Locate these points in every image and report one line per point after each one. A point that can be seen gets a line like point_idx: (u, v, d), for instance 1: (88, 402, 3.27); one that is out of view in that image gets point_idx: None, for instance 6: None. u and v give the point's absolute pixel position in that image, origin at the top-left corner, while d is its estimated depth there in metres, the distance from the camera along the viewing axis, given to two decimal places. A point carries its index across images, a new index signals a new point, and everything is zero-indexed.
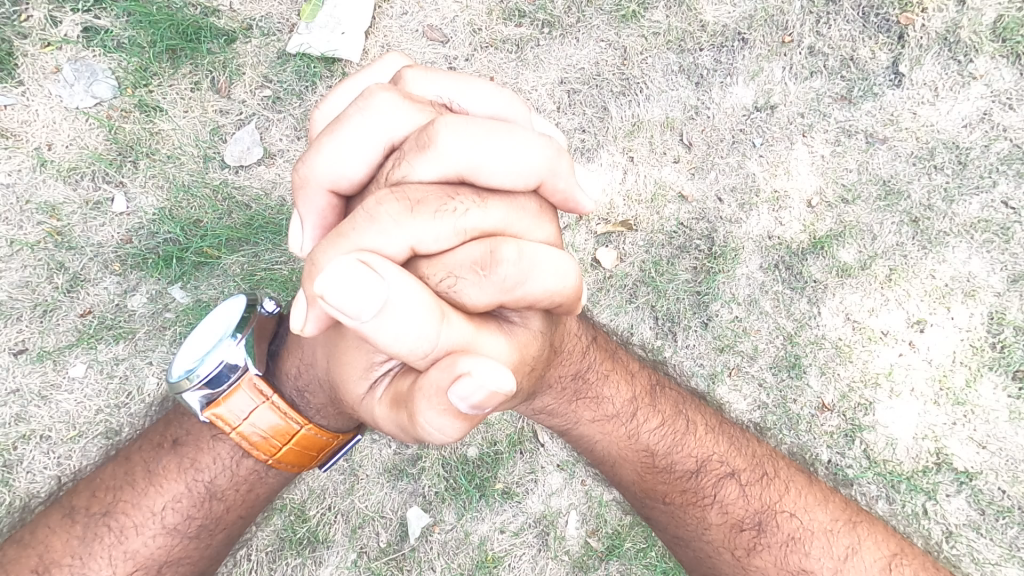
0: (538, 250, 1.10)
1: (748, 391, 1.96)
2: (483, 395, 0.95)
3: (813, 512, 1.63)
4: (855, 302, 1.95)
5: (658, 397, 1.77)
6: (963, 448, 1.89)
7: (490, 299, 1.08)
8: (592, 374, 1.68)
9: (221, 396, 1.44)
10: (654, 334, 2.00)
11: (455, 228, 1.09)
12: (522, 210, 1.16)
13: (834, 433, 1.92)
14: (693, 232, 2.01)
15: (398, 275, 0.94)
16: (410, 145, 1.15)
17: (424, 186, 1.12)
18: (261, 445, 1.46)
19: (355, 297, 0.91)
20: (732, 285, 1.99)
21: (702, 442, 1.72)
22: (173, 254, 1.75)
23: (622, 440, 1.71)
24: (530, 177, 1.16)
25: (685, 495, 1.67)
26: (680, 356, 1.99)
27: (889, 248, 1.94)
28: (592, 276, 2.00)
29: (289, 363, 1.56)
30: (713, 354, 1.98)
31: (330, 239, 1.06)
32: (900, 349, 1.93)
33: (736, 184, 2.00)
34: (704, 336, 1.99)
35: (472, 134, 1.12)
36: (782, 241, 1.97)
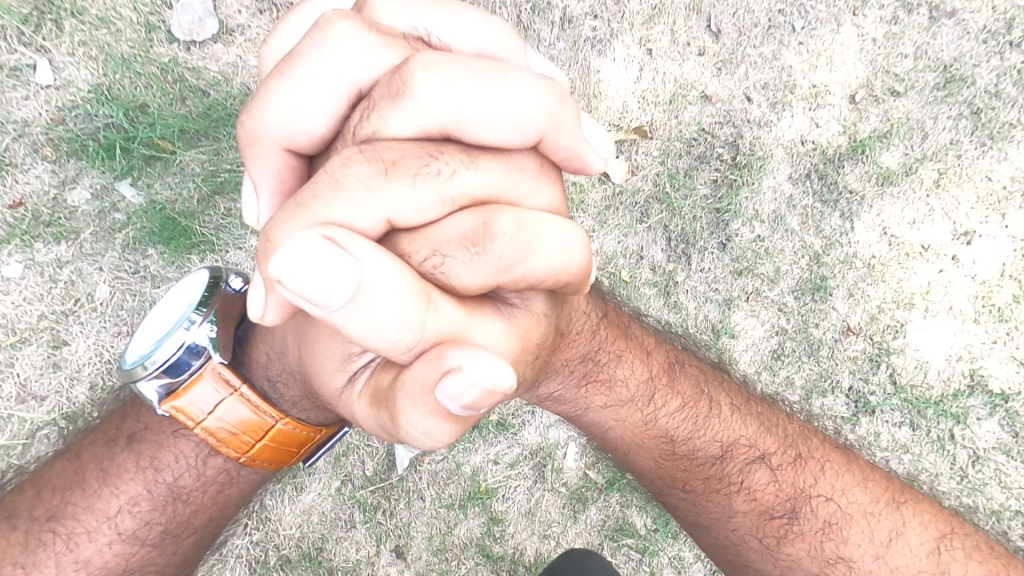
0: (536, 218, 1.11)
1: (766, 317, 1.83)
2: (473, 396, 0.95)
3: (853, 494, 1.54)
4: (893, 215, 1.76)
5: (679, 377, 1.64)
6: (1002, 368, 1.76)
7: (480, 281, 1.04)
8: (604, 356, 1.56)
9: (181, 387, 1.34)
10: (667, 257, 1.83)
11: (437, 195, 1.10)
12: (518, 169, 1.17)
13: (858, 358, 1.80)
14: (715, 139, 1.79)
15: (369, 257, 0.93)
16: (382, 95, 1.14)
17: (398, 145, 1.12)
18: (230, 442, 1.37)
19: (323, 283, 0.89)
20: (756, 201, 1.80)
21: (727, 425, 1.60)
22: (116, 142, 1.52)
23: (638, 425, 1.59)
24: (520, 126, 1.17)
25: (708, 482, 1.56)
26: (693, 281, 1.84)
27: (941, 148, 1.74)
28: (600, 192, 1.81)
29: (262, 351, 1.47)
30: (730, 278, 1.83)
31: (294, 211, 1.07)
32: (940, 265, 1.76)
33: (769, 80, 1.76)
34: (721, 259, 1.83)
35: (450, 78, 1.14)
36: (817, 147, 1.76)
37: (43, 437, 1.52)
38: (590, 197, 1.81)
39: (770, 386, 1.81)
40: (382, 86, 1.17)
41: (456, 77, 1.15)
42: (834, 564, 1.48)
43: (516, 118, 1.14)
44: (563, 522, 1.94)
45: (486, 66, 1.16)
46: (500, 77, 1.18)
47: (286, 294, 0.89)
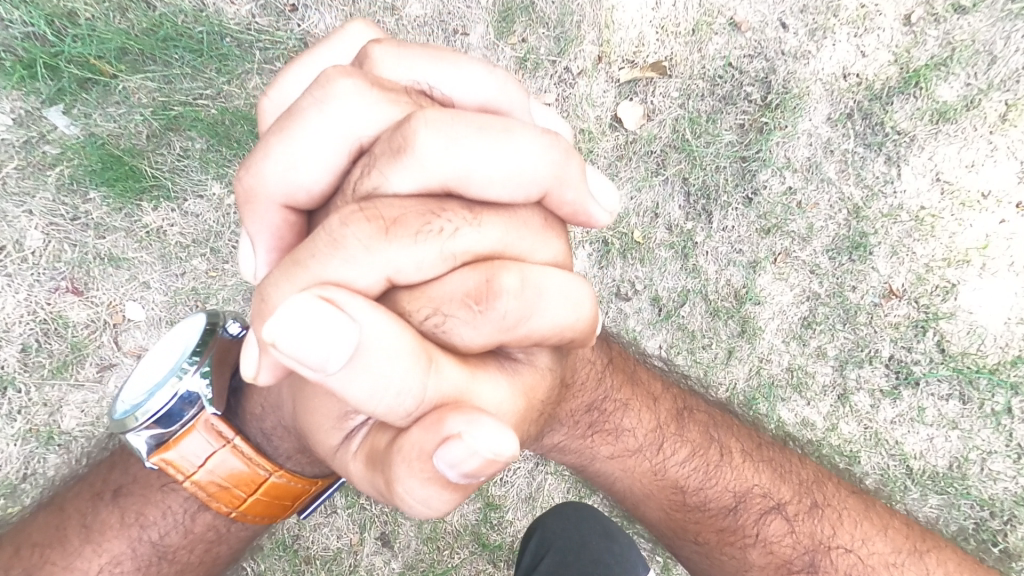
0: (543, 277, 0.99)
1: (795, 281, 1.71)
2: (471, 457, 0.83)
3: (872, 541, 1.42)
4: (949, 158, 1.62)
5: (687, 423, 1.50)
6: None
7: (485, 335, 0.96)
8: (611, 404, 1.44)
9: (172, 437, 1.17)
10: (685, 214, 1.74)
11: (438, 252, 0.97)
12: (523, 225, 1.03)
13: (902, 324, 1.66)
14: (744, 75, 1.65)
15: (365, 314, 0.85)
16: (382, 146, 1.02)
17: (398, 199, 1.00)
18: (220, 497, 1.20)
19: (319, 346, 0.81)
20: (788, 147, 1.65)
21: (739, 472, 1.46)
22: (40, 59, 1.35)
23: (649, 474, 1.45)
24: (528, 181, 1.04)
25: (723, 532, 1.43)
26: (715, 240, 1.75)
27: (1010, 75, 1.60)
28: (611, 139, 1.71)
29: (253, 400, 1.30)
30: (756, 238, 1.72)
31: (288, 270, 0.95)
32: (1001, 215, 1.62)
33: (809, 3, 1.62)
34: (746, 216, 1.71)
35: (453, 136, 0.99)
36: (864, 80, 1.62)
37: None
38: (600, 145, 1.71)
39: (798, 357, 1.72)
40: (382, 140, 1.03)
41: (462, 135, 1.01)
42: None
43: (523, 177, 1.00)
44: None
45: (488, 120, 1.02)
46: (505, 131, 1.02)
47: (277, 356, 0.82)
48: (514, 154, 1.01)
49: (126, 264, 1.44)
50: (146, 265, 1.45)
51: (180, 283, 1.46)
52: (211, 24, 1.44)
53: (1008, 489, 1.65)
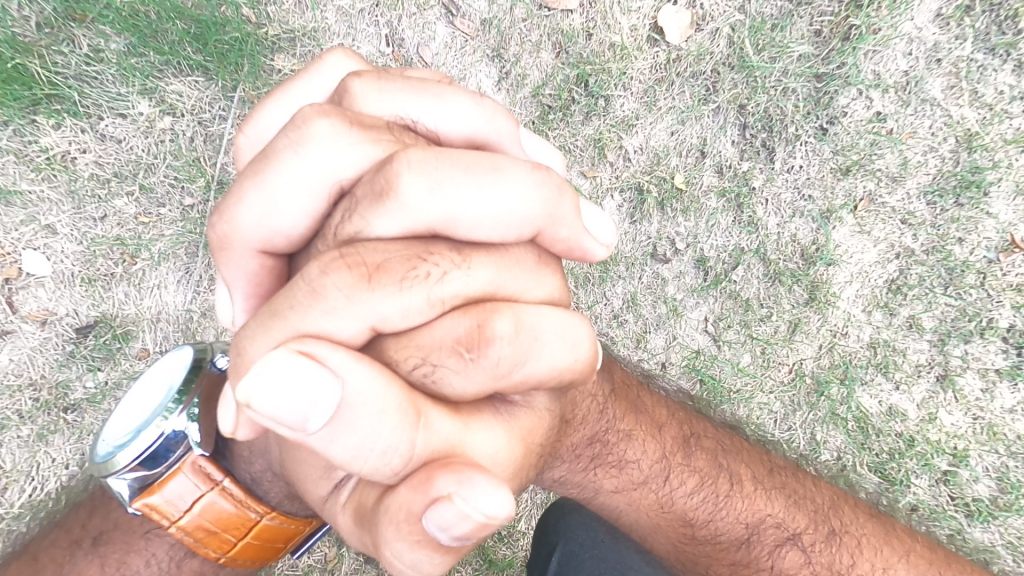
0: (541, 318, 0.77)
1: (881, 235, 1.38)
2: (464, 522, 0.63)
3: (895, 570, 1.15)
4: None
5: (696, 451, 1.19)
6: None
7: (479, 385, 0.74)
8: (612, 435, 1.14)
9: (155, 479, 0.91)
10: (739, 153, 1.44)
11: (427, 299, 0.75)
12: (514, 266, 0.79)
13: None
14: None
15: (347, 368, 0.65)
16: (361, 191, 0.77)
17: (381, 246, 0.76)
18: (208, 543, 0.94)
19: (293, 400, 0.63)
20: (879, 60, 1.33)
21: (751, 501, 1.17)
22: None
23: (654, 509, 1.16)
24: (527, 224, 0.80)
25: (733, 566, 1.16)
26: (778, 185, 1.43)
27: None
28: (649, 57, 1.42)
29: (242, 444, 1.01)
30: (831, 179, 1.39)
31: (264, 322, 0.73)
32: None
33: None
34: (819, 154, 1.39)
35: (437, 178, 0.76)
36: None
37: None
38: (635, 64, 1.42)
39: (886, 330, 1.41)
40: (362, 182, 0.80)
41: (455, 178, 0.78)
42: None
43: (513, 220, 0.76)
44: None
45: (482, 160, 0.79)
46: (493, 172, 0.79)
47: (254, 418, 0.64)
48: (512, 197, 0.78)
49: (19, 200, 1.12)
50: (50, 203, 1.13)
51: (99, 229, 1.16)
52: None
53: None
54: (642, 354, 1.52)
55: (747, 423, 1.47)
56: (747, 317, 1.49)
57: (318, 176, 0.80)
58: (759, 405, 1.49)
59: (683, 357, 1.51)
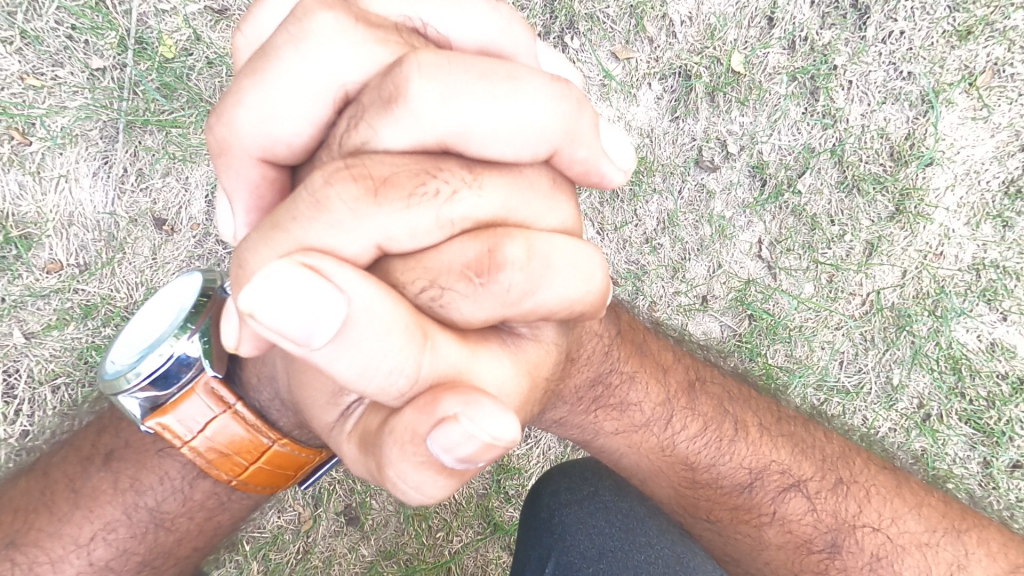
0: (554, 239, 0.50)
1: (998, 121, 1.11)
2: (473, 445, 0.41)
3: (903, 521, 0.83)
4: None
5: (701, 393, 0.89)
6: None
7: (490, 315, 0.49)
8: (614, 376, 0.85)
9: (169, 400, 0.67)
10: (818, 20, 1.13)
11: (435, 222, 0.48)
12: (532, 188, 0.52)
13: None
14: None
15: (363, 289, 0.42)
16: (367, 100, 0.51)
17: (390, 161, 0.50)
18: (220, 465, 0.69)
19: (281, 317, 0.39)
20: None
21: (757, 444, 0.87)
22: None
23: (650, 454, 0.87)
24: (542, 140, 0.52)
25: (733, 513, 0.85)
26: (868, 61, 1.13)
27: None
28: None
29: (251, 369, 0.72)
30: (942, 48, 1.10)
31: (264, 231, 0.47)
32: None
33: None
34: (930, 10, 1.10)
35: (455, 90, 0.50)
36: None
37: None
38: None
39: (1005, 245, 1.14)
40: (363, 95, 0.53)
41: (469, 84, 0.50)
42: None
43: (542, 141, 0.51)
44: None
45: (498, 64, 0.51)
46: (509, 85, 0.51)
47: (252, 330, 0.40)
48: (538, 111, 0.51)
49: None
50: None
51: None
52: None
53: None
54: (680, 287, 1.22)
55: (801, 364, 1.20)
56: (813, 238, 1.20)
57: (311, 84, 0.53)
58: (820, 344, 1.21)
59: (730, 290, 1.22)
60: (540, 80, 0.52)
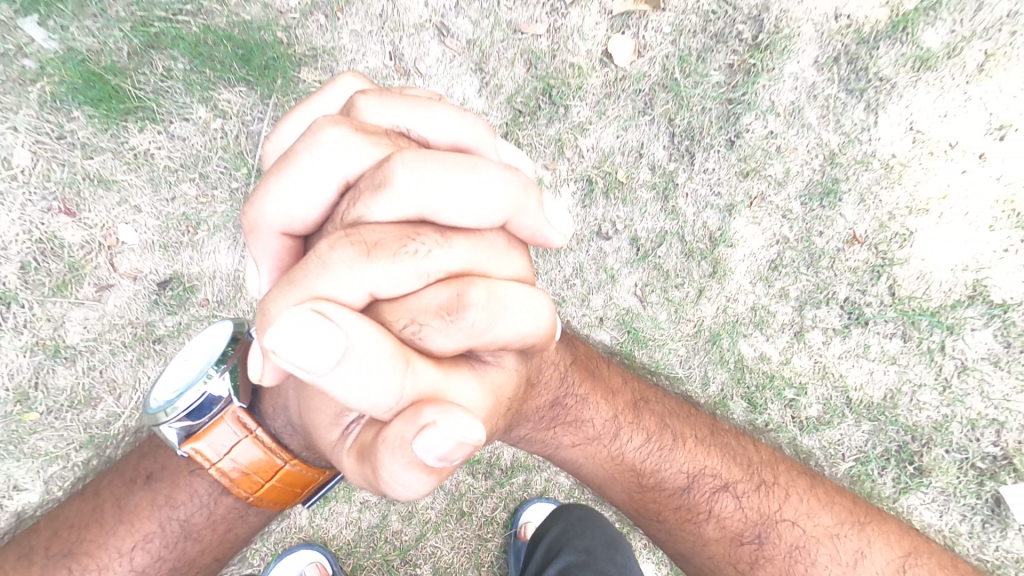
0: (505, 287, 0.86)
1: (767, 225, 1.76)
2: (446, 444, 0.72)
3: (817, 517, 1.46)
4: (926, 105, 1.63)
5: (643, 412, 1.54)
6: (1009, 278, 1.65)
7: (458, 342, 0.84)
8: (569, 400, 1.46)
9: (202, 428, 1.14)
10: (668, 155, 1.76)
11: (417, 272, 0.84)
12: (487, 246, 0.89)
13: (859, 269, 1.72)
14: (737, 12, 1.66)
15: (358, 328, 0.72)
16: (366, 185, 0.87)
17: (382, 231, 0.86)
18: (240, 483, 1.18)
19: (308, 352, 0.69)
20: (774, 90, 1.68)
21: (693, 455, 1.50)
22: None
23: (609, 464, 1.50)
24: (493, 214, 0.88)
25: (679, 512, 1.47)
26: (695, 183, 1.77)
27: (996, 22, 1.59)
28: (600, 76, 1.72)
29: (269, 403, 1.22)
30: (735, 181, 1.75)
31: (287, 290, 0.81)
32: (965, 165, 1.64)
33: None
34: (726, 159, 1.75)
35: (426, 178, 0.86)
36: (852, 24, 1.63)
37: None
38: (589, 81, 1.72)
39: (763, 298, 1.78)
40: (366, 177, 0.89)
41: (434, 174, 0.86)
42: None
43: (480, 206, 0.87)
44: None
45: (462, 159, 0.88)
46: (467, 169, 0.87)
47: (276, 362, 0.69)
48: (482, 190, 0.87)
49: (116, 187, 1.41)
50: (136, 189, 1.43)
51: (171, 208, 1.45)
52: None
53: (932, 417, 1.71)
54: (585, 311, 1.80)
55: (659, 364, 1.81)
56: (666, 284, 1.81)
57: (331, 174, 0.90)
58: (669, 350, 1.82)
59: (616, 314, 1.82)
60: (495, 167, 0.89)
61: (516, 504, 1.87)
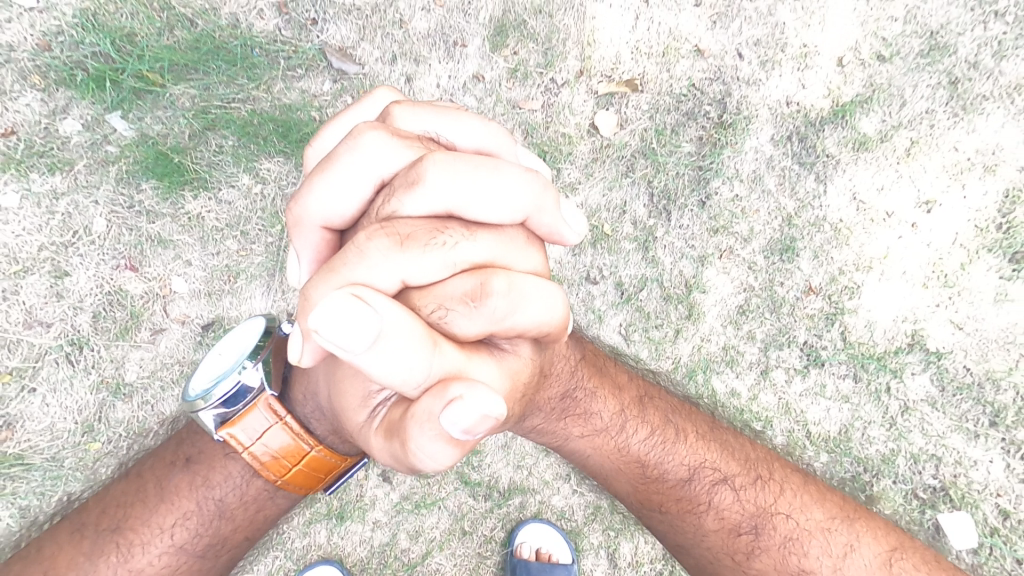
0: (525, 279, 0.96)
1: (735, 274, 1.96)
2: (471, 416, 0.81)
3: (810, 511, 1.65)
4: (865, 181, 1.91)
5: (648, 408, 1.74)
6: (941, 329, 1.90)
7: (480, 328, 0.92)
8: (579, 393, 1.65)
9: (236, 415, 1.34)
10: (648, 211, 1.96)
11: (444, 262, 0.94)
12: (509, 242, 1.00)
13: (815, 315, 1.94)
14: (705, 95, 1.93)
15: (392, 312, 0.81)
16: (400, 183, 0.98)
17: (413, 224, 0.95)
18: (270, 466, 1.36)
19: (347, 332, 0.77)
20: (737, 160, 1.93)
21: (694, 449, 1.70)
22: (106, 74, 1.60)
23: (615, 455, 1.69)
24: (515, 211, 0.99)
25: (681, 503, 1.66)
26: (672, 236, 1.97)
27: (916, 117, 1.89)
28: (588, 143, 1.94)
29: (299, 390, 1.42)
30: (706, 236, 1.97)
31: (327, 277, 0.90)
32: (900, 231, 1.91)
33: (761, 37, 1.91)
34: (699, 217, 1.96)
35: (455, 177, 0.96)
36: (801, 109, 1.91)
37: (52, 362, 1.60)
38: (578, 148, 1.93)
39: (732, 339, 1.97)
40: (399, 176, 1.00)
41: (462, 174, 0.97)
42: None
43: (504, 203, 0.98)
44: (536, 456, 2.03)
45: (487, 161, 0.99)
46: (492, 169, 0.98)
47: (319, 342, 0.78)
48: (506, 189, 0.98)
49: (172, 245, 1.66)
50: (188, 246, 1.67)
51: (216, 261, 1.68)
52: (245, 38, 1.68)
53: (880, 450, 1.92)
54: None
55: None
56: (647, 325, 1.98)
57: (369, 174, 1.02)
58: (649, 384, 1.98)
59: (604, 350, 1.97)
60: (517, 169, 1.01)
61: (514, 524, 2.05)
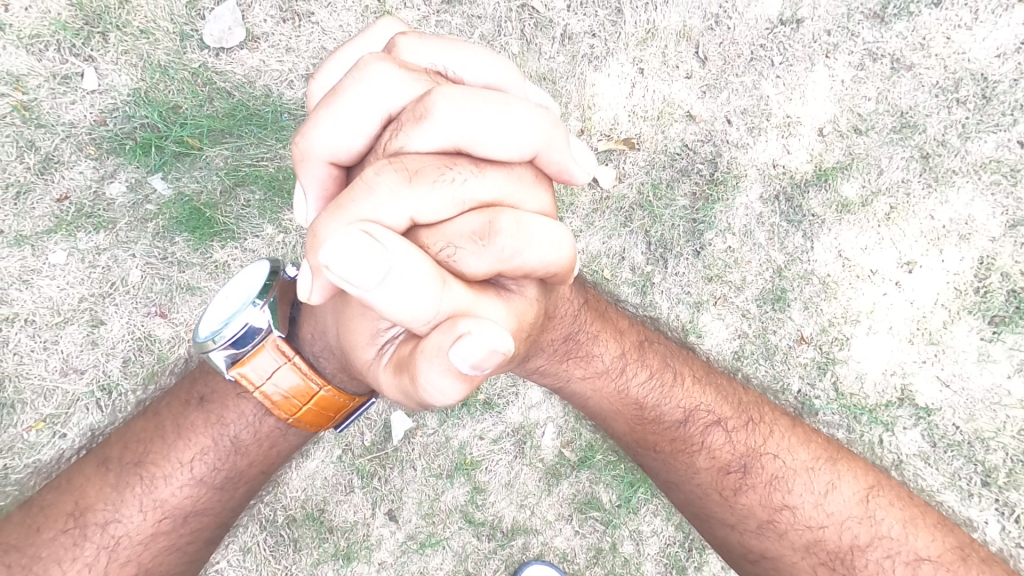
0: (532, 218, 1.01)
1: (730, 320, 2.04)
2: (478, 353, 0.86)
3: (796, 452, 1.64)
4: (849, 240, 2.02)
5: (648, 352, 1.77)
6: (928, 386, 1.97)
7: (489, 267, 0.99)
8: (581, 336, 1.68)
9: (245, 355, 1.39)
10: (646, 258, 2.06)
11: (453, 200, 1.00)
12: (518, 180, 1.06)
13: (807, 364, 2.01)
14: (697, 155, 2.07)
15: (401, 248, 0.88)
16: (408, 119, 1.04)
17: (421, 159, 1.02)
18: (281, 406, 1.42)
19: (359, 268, 0.84)
20: (729, 215, 2.05)
21: (689, 392, 1.73)
22: (152, 142, 1.76)
23: (615, 398, 1.72)
24: (523, 149, 1.06)
25: (674, 444, 1.67)
26: (669, 282, 2.06)
27: (893, 185, 2.02)
28: (589, 196, 2.05)
29: (309, 330, 1.48)
30: (702, 284, 2.05)
31: (337, 214, 0.96)
32: (884, 289, 2.01)
33: (747, 107, 2.06)
34: (694, 265, 2.06)
35: (463, 112, 1.02)
36: (786, 171, 2.04)
37: (82, 408, 1.69)
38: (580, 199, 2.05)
39: None
40: (407, 111, 1.07)
41: (469, 109, 1.03)
42: (780, 512, 1.56)
43: (512, 136, 1.04)
44: (538, 496, 2.06)
45: (495, 96, 1.04)
46: (499, 103, 1.04)
47: (331, 279, 0.85)
48: (514, 123, 1.04)
49: (199, 292, 1.77)
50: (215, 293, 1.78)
51: None
52: (275, 105, 1.84)
53: None
54: None
55: None
56: None
57: (377, 109, 1.09)
58: None
59: None
60: (525, 106, 1.06)
61: (516, 566, 2.05)
